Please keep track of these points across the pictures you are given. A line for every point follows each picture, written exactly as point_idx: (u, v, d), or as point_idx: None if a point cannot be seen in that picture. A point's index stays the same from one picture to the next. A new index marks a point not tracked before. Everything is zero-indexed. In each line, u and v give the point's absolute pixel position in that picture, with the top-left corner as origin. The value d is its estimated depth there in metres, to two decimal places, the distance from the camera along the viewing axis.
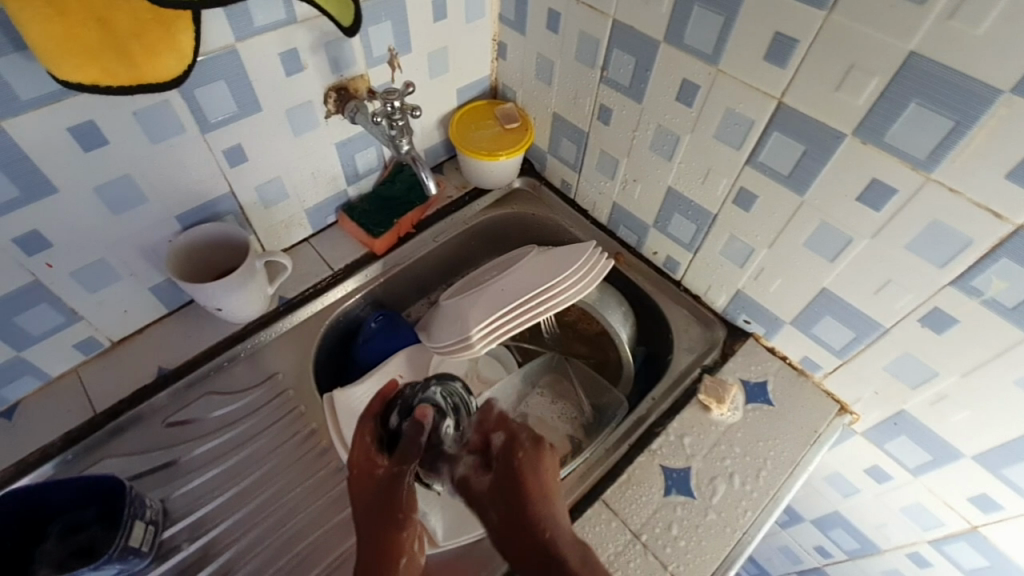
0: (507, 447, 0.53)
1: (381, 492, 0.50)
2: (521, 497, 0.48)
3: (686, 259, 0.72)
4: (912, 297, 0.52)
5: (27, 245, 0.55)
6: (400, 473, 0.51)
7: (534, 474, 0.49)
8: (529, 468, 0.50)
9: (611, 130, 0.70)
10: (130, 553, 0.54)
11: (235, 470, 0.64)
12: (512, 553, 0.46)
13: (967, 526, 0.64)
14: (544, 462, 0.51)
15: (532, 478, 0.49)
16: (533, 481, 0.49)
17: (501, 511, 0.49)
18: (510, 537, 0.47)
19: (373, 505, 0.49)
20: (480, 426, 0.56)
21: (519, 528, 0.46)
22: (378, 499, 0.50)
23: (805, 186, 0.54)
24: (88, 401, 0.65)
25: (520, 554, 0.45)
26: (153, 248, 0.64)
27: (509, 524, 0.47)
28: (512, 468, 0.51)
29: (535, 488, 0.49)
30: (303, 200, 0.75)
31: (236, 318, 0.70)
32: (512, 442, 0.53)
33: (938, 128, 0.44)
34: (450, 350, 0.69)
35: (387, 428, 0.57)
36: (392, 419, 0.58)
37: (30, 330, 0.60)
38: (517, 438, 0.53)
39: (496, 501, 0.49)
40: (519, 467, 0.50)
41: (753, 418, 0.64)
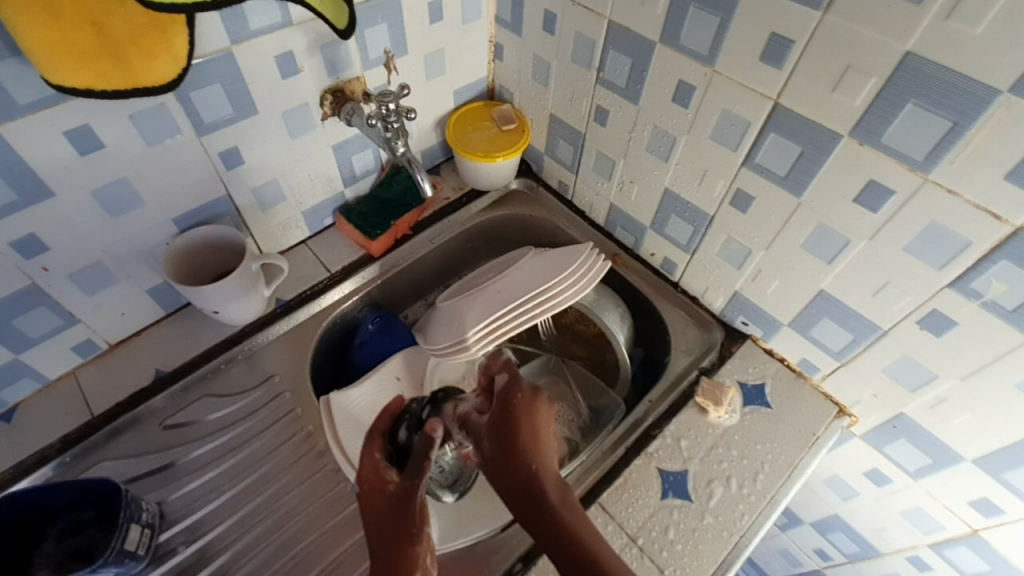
0: (508, 389, 0.54)
1: (393, 509, 0.47)
2: (513, 435, 0.49)
3: (683, 260, 0.72)
4: (910, 299, 0.52)
5: (25, 248, 0.55)
6: (411, 485, 0.49)
7: (529, 412, 0.52)
8: (523, 407, 0.52)
9: (608, 131, 0.70)
10: (127, 556, 0.54)
11: (232, 472, 0.64)
12: (506, 478, 0.47)
13: (967, 530, 0.64)
14: (540, 409, 0.52)
15: (530, 421, 0.51)
16: (528, 421, 0.51)
17: (495, 441, 0.50)
18: (499, 469, 0.48)
19: (385, 524, 0.46)
20: (487, 368, 0.60)
21: (506, 461, 0.48)
22: (390, 518, 0.46)
23: (802, 187, 0.54)
24: (86, 404, 0.65)
25: (508, 488, 0.46)
26: (150, 251, 0.64)
27: (500, 452, 0.49)
28: (513, 416, 0.51)
29: (528, 440, 0.49)
30: (300, 202, 0.75)
31: (233, 321, 0.70)
32: (512, 382, 0.55)
33: (936, 128, 0.43)
34: (446, 351, 0.69)
35: (396, 443, 0.58)
36: (401, 433, 0.58)
37: (28, 333, 0.60)
38: (516, 383, 0.55)
39: (494, 458, 0.49)
40: (518, 404, 0.52)
41: (750, 421, 0.64)
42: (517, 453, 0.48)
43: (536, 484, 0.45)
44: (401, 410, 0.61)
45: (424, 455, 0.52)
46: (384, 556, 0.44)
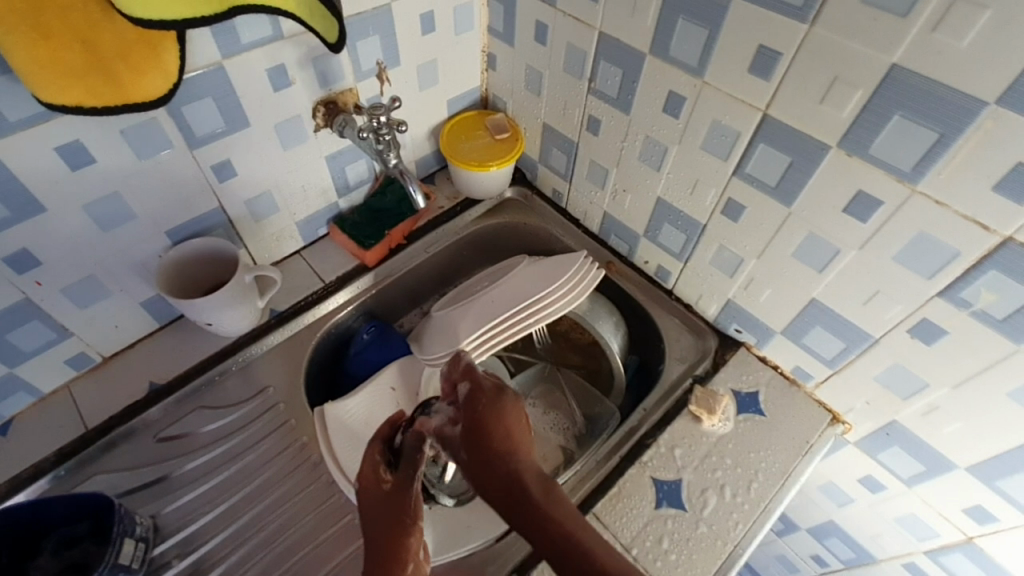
0: (472, 395, 0.50)
1: (390, 502, 0.47)
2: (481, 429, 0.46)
3: (677, 268, 0.72)
4: (901, 308, 0.52)
5: (17, 263, 0.55)
6: (411, 481, 0.48)
7: (498, 409, 0.48)
8: (491, 405, 0.49)
9: (600, 140, 0.70)
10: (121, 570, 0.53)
11: (227, 484, 0.64)
12: (474, 461, 0.45)
13: (962, 537, 0.64)
14: (509, 410, 0.48)
15: (499, 417, 0.47)
16: (492, 413, 0.48)
17: (467, 452, 0.46)
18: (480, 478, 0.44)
19: (382, 511, 0.47)
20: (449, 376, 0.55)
21: (486, 477, 0.43)
22: (387, 506, 0.47)
23: (792, 197, 0.54)
24: (81, 416, 0.65)
25: (494, 496, 0.42)
26: (143, 264, 0.64)
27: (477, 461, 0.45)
28: (480, 414, 0.48)
29: (495, 429, 0.46)
30: (294, 213, 0.75)
31: (228, 332, 0.70)
32: (476, 392, 0.50)
33: (922, 140, 0.43)
34: (433, 361, 0.70)
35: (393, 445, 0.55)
36: (398, 436, 0.55)
37: (22, 347, 0.60)
38: (480, 386, 0.51)
39: (461, 445, 0.47)
40: (486, 408, 0.48)
41: (744, 429, 0.64)
42: (485, 423, 0.47)
43: (518, 481, 0.42)
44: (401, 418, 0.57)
45: (420, 450, 0.51)
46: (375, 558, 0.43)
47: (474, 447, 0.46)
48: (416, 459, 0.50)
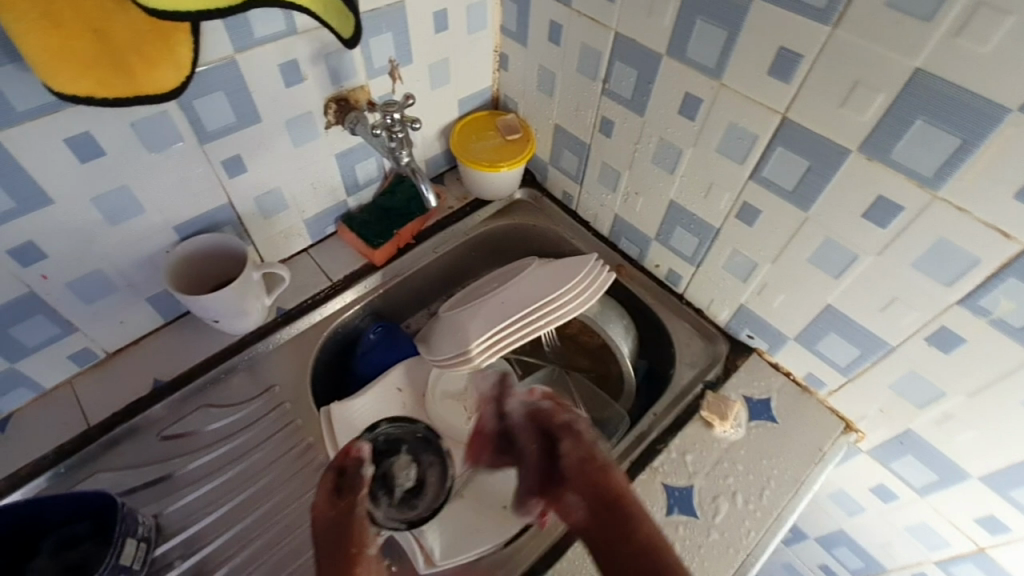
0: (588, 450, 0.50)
1: (336, 528, 0.45)
2: (597, 479, 0.46)
3: (688, 272, 0.71)
4: (917, 315, 0.51)
5: (22, 256, 0.54)
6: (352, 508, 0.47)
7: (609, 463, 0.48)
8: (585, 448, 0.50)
9: (613, 142, 0.70)
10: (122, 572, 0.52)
11: (230, 484, 0.63)
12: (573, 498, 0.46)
13: (974, 548, 0.63)
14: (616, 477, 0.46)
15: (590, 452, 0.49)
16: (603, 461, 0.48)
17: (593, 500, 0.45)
18: (609, 536, 0.42)
19: (325, 540, 0.45)
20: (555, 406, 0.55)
21: (621, 528, 0.42)
22: (332, 534, 0.45)
23: (809, 201, 0.54)
24: (83, 413, 0.64)
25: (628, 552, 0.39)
26: (150, 259, 0.64)
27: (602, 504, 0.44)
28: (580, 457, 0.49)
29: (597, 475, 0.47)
30: (302, 211, 0.74)
31: (234, 330, 0.69)
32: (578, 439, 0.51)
33: (944, 145, 0.43)
34: (451, 366, 0.68)
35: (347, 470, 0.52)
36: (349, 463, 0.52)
37: (24, 341, 0.59)
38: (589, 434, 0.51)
39: (591, 494, 0.45)
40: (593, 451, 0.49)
41: (756, 435, 0.63)
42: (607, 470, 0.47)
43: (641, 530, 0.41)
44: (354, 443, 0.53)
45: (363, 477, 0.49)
46: None
47: (597, 490, 0.45)
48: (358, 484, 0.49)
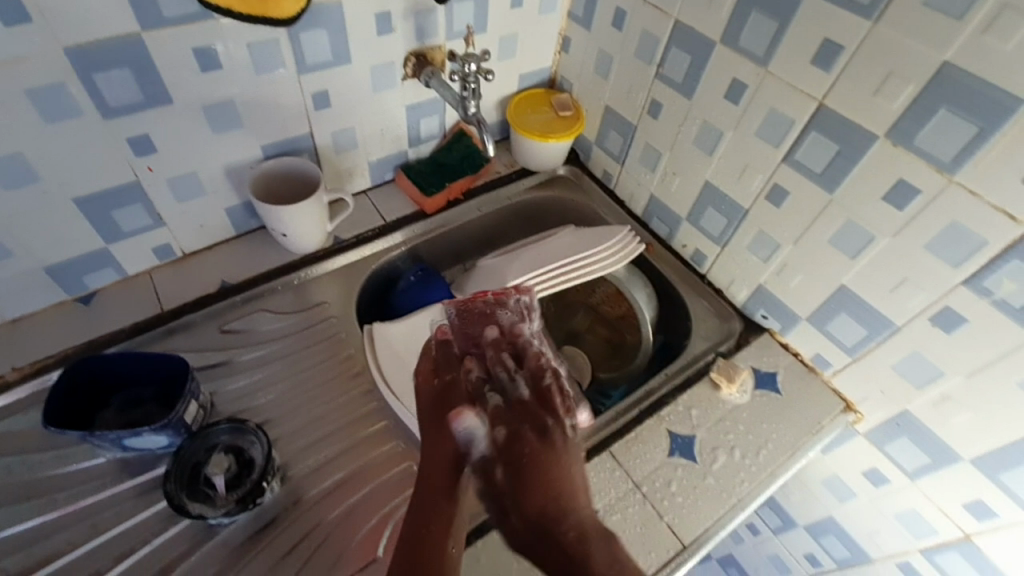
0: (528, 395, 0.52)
1: (438, 398, 0.52)
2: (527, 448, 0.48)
3: (713, 252, 0.77)
4: (926, 296, 0.55)
5: (138, 146, 0.63)
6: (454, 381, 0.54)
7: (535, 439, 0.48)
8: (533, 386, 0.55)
9: (659, 124, 0.76)
10: (183, 446, 0.58)
11: (276, 375, 0.70)
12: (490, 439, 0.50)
13: (960, 534, 0.64)
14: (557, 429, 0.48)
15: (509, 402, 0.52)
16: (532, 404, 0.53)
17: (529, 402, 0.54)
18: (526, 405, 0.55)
19: (433, 403, 0.52)
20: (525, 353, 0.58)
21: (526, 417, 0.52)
22: (437, 399, 0.52)
23: (836, 183, 0.59)
24: (158, 299, 0.72)
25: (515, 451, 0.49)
26: (236, 171, 0.72)
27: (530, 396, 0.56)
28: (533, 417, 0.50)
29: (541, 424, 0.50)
30: (368, 153, 0.82)
31: (296, 247, 0.77)
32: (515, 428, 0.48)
33: (961, 133, 0.48)
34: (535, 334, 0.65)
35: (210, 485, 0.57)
36: (207, 488, 0.57)
37: (122, 225, 0.68)
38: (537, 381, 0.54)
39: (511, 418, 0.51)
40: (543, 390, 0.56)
41: (760, 402, 0.68)
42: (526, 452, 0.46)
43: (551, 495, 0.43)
44: (175, 424, 0.58)
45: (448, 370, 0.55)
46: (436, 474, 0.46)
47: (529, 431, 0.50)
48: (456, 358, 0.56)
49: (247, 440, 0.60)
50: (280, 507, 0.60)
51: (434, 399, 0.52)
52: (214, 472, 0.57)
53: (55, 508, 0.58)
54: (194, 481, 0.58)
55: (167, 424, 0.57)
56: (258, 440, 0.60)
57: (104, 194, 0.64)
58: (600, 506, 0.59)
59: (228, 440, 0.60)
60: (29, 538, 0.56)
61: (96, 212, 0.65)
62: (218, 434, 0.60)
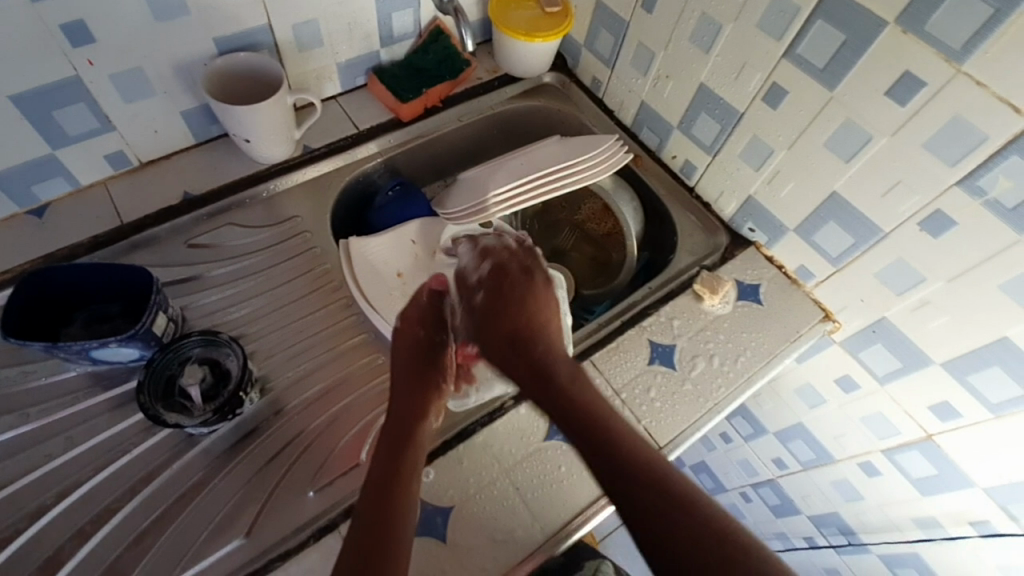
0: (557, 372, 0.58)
1: (418, 350, 0.60)
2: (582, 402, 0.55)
3: (704, 162, 0.74)
4: (917, 199, 0.54)
5: (73, 34, 0.56)
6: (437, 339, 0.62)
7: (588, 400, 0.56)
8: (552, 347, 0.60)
9: (653, 19, 0.70)
10: (152, 357, 0.57)
11: (250, 290, 0.68)
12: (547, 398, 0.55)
13: (923, 435, 0.67)
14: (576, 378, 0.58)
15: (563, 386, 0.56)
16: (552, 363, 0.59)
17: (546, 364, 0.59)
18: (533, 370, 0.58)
19: (414, 353, 0.60)
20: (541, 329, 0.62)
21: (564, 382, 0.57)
22: (417, 350, 0.60)
23: (837, 79, 0.55)
24: (116, 212, 0.68)
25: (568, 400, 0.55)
26: (188, 68, 0.65)
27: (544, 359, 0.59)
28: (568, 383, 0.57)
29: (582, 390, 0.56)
30: (336, 52, 0.75)
31: (262, 155, 0.72)
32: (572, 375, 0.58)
33: (977, 15, 0.44)
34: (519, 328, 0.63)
35: (185, 394, 0.57)
36: (183, 398, 0.57)
37: (66, 128, 0.62)
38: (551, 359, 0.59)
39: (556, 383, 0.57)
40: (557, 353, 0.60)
41: (741, 312, 0.68)
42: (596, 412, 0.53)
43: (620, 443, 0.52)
44: (143, 335, 0.56)
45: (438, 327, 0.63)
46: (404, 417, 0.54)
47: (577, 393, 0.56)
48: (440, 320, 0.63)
49: (221, 352, 0.59)
50: (261, 417, 0.60)
51: (415, 350, 0.60)
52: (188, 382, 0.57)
53: (29, 422, 0.57)
54: (169, 391, 0.57)
55: (134, 334, 0.56)
56: (232, 352, 0.59)
57: (41, 91, 0.58)
58: None
59: (201, 351, 0.59)
60: (7, 449, 0.55)
61: (34, 112, 0.59)
62: (190, 346, 0.58)
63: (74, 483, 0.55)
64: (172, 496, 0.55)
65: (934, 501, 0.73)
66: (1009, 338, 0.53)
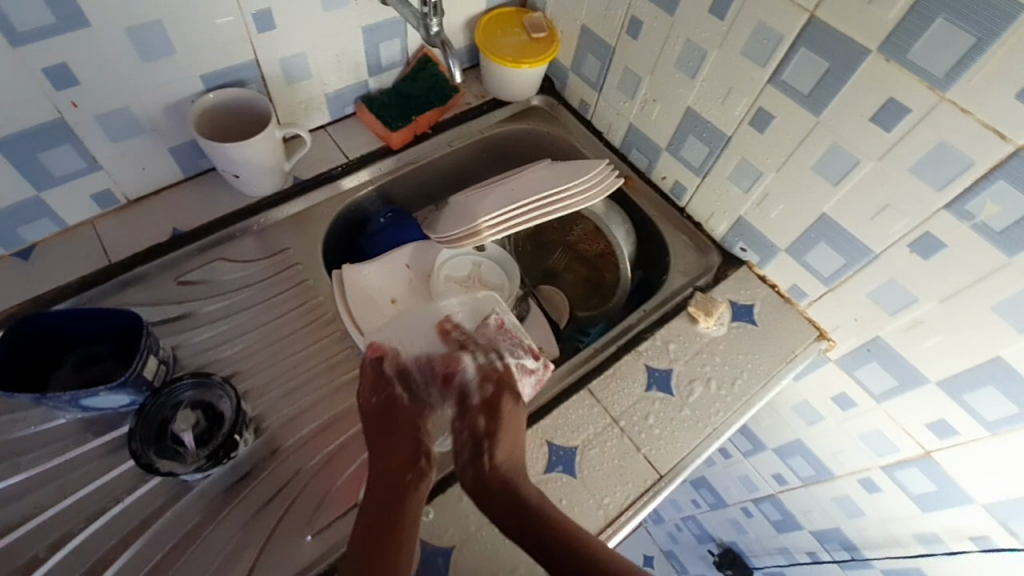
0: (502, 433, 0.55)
1: (372, 414, 0.56)
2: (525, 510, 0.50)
3: (694, 183, 0.74)
4: (906, 222, 0.54)
5: (57, 77, 0.55)
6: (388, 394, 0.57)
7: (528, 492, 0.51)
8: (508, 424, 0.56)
9: (638, 45, 0.71)
10: (143, 402, 0.56)
11: (241, 326, 0.67)
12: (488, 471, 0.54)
13: (920, 451, 0.67)
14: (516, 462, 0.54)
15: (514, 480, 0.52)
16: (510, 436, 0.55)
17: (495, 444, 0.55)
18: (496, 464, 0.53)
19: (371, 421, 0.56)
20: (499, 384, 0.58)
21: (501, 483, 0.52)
22: (374, 418, 0.56)
23: (822, 105, 0.56)
24: (104, 251, 0.67)
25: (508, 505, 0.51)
26: (176, 106, 0.65)
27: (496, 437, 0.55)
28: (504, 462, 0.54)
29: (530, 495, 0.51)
30: (324, 83, 0.75)
31: (252, 189, 0.72)
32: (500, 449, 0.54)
33: (958, 46, 0.45)
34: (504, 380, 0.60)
35: (176, 440, 0.56)
36: (173, 443, 0.56)
37: (52, 169, 0.61)
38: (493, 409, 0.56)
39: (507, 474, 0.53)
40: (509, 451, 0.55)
41: (736, 334, 0.68)
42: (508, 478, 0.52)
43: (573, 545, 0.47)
44: (134, 381, 0.55)
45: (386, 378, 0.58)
46: (377, 490, 0.51)
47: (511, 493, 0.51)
48: (388, 378, 0.58)
49: (212, 395, 0.58)
50: (256, 458, 0.59)
51: (369, 415, 0.56)
52: (179, 427, 0.56)
53: (19, 471, 0.56)
54: (160, 436, 0.56)
55: (125, 380, 0.55)
56: (223, 394, 0.58)
57: (26, 135, 0.57)
58: (578, 442, 0.60)
59: (191, 394, 0.58)
60: None
61: (18, 156, 0.58)
62: (180, 390, 0.57)
63: (67, 534, 0.54)
64: (169, 543, 0.54)
65: (934, 516, 0.73)
66: (1003, 357, 0.54)
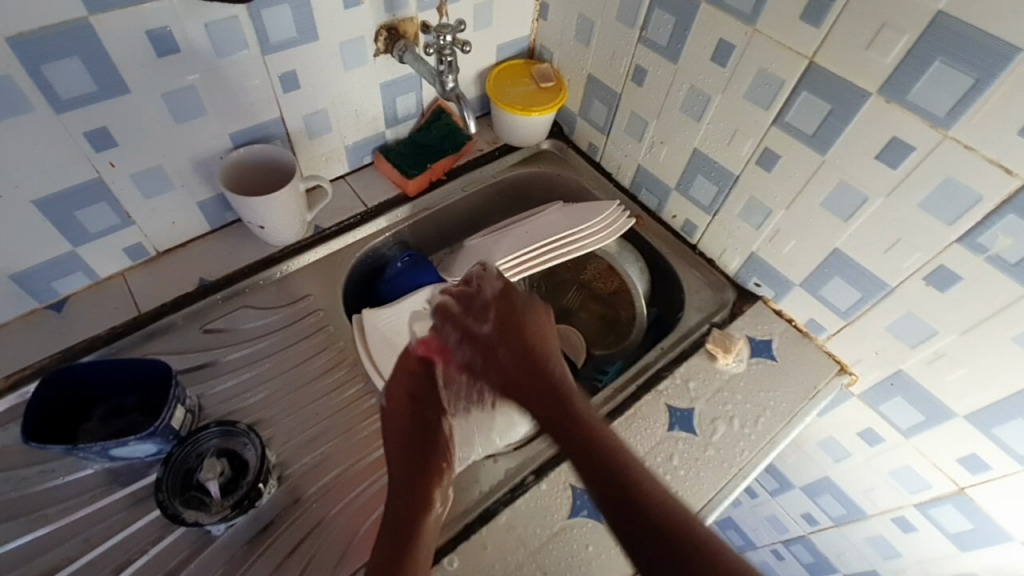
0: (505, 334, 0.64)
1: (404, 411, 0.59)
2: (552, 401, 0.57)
3: (704, 221, 0.75)
4: (920, 256, 0.55)
5: (97, 140, 0.59)
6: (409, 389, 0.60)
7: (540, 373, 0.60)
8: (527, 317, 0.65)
9: (643, 91, 0.74)
10: (169, 454, 0.56)
11: (265, 373, 0.68)
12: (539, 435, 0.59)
13: (954, 488, 0.65)
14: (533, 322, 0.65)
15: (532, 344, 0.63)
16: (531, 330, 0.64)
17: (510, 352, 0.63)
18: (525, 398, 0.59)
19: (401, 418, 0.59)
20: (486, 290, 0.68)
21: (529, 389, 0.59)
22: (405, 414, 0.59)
23: (827, 145, 0.57)
24: (134, 301, 0.69)
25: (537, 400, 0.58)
26: (205, 162, 0.68)
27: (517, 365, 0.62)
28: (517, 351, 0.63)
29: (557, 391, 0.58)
30: (345, 136, 0.79)
31: (275, 239, 0.74)
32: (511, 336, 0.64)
33: (957, 87, 0.47)
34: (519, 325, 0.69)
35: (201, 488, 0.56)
36: (195, 493, 0.56)
37: (88, 226, 0.64)
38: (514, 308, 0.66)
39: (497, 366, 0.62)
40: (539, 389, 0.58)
41: (756, 370, 0.68)
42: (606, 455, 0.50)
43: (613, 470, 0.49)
44: (161, 432, 0.56)
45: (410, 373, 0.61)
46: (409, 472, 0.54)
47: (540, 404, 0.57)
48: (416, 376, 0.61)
49: (236, 443, 0.59)
50: (278, 507, 0.59)
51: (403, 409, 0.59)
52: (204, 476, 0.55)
53: (47, 524, 0.56)
54: (185, 487, 0.56)
55: (152, 432, 0.55)
56: (247, 441, 0.59)
57: (66, 194, 0.60)
58: None
59: (215, 443, 0.59)
60: (21, 556, 0.54)
61: (58, 214, 0.61)
62: (205, 440, 0.58)
63: None
64: None
65: (972, 556, 0.70)
66: None
